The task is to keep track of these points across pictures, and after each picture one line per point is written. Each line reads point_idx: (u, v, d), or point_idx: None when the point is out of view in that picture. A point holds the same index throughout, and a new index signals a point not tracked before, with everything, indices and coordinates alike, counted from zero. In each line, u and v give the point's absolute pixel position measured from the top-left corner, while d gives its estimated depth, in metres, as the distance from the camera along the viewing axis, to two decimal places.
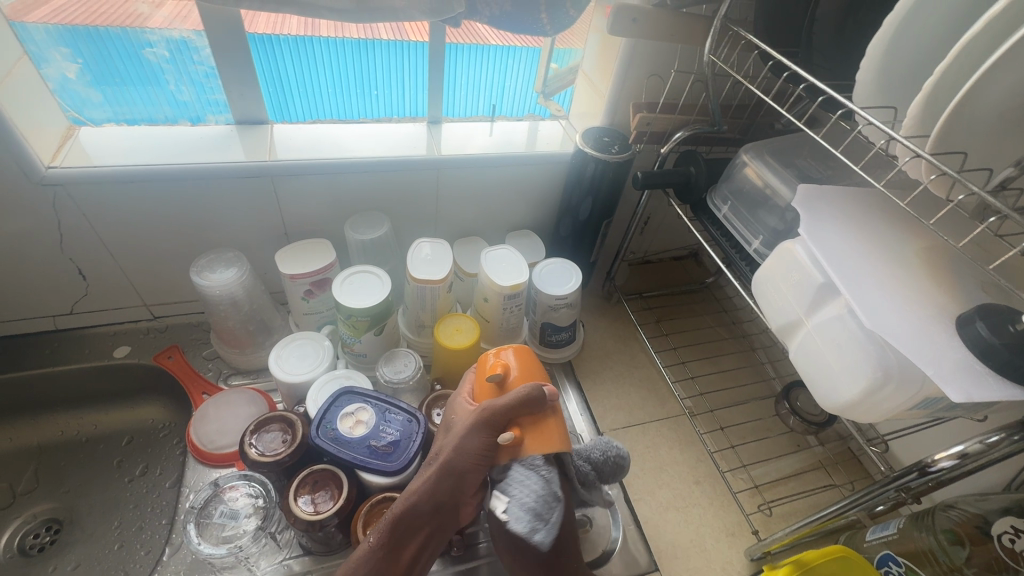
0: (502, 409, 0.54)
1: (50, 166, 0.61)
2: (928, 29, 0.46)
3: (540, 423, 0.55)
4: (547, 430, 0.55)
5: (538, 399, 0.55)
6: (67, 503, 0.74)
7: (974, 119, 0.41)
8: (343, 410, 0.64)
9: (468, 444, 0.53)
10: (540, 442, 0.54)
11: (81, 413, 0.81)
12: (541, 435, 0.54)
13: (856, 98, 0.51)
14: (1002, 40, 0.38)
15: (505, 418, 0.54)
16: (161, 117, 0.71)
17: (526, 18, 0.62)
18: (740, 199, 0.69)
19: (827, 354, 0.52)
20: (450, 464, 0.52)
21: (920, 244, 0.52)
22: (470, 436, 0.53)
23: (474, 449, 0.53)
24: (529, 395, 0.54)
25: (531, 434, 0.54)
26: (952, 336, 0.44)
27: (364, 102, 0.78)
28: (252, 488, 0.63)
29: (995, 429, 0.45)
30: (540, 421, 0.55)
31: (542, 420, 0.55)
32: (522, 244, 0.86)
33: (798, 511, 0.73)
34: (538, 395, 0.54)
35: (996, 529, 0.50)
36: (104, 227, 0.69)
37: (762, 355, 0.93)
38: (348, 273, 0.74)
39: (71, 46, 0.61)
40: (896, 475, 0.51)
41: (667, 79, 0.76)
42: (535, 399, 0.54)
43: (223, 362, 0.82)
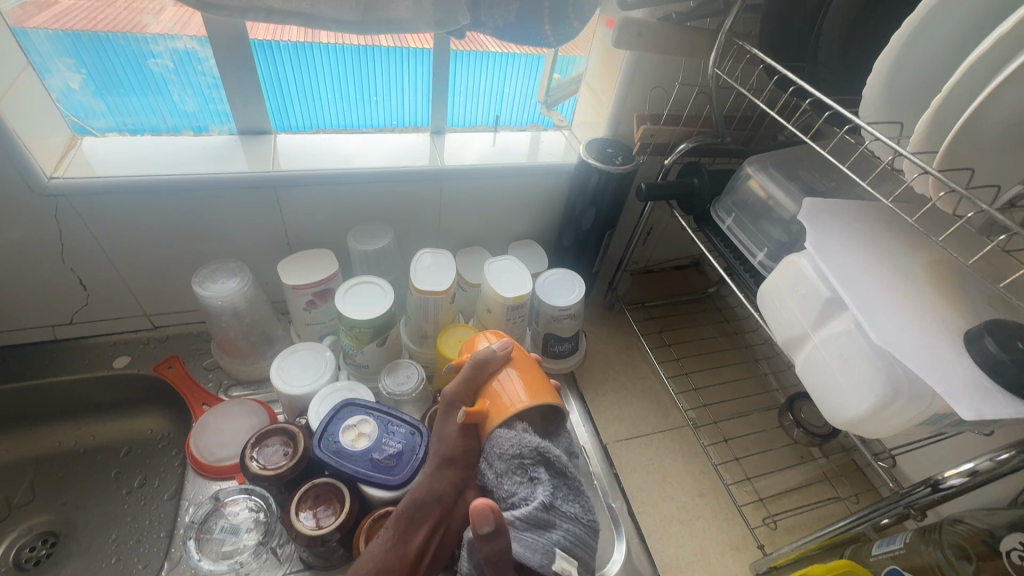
0: (457, 387, 0.57)
1: (52, 176, 0.61)
2: (933, 45, 0.46)
3: (506, 385, 0.56)
4: (514, 389, 0.55)
5: (485, 359, 0.57)
6: (64, 516, 0.73)
7: (981, 136, 0.41)
8: (345, 423, 0.64)
9: (444, 432, 0.55)
10: (508, 402, 0.54)
11: (79, 424, 0.80)
12: (509, 395, 0.55)
13: (861, 114, 0.52)
14: (1009, 58, 0.38)
15: (465, 394, 0.57)
16: (164, 127, 0.71)
17: (531, 29, 0.62)
18: (745, 211, 0.69)
19: (834, 369, 0.52)
20: (441, 455, 0.54)
21: (926, 258, 0.52)
22: (443, 423, 0.56)
23: (451, 433, 0.55)
24: (471, 363, 0.57)
25: (500, 399, 0.55)
26: (960, 351, 0.44)
27: (364, 110, 0.77)
28: (253, 502, 0.63)
29: (1006, 447, 0.45)
30: (506, 382, 0.56)
31: (510, 382, 0.56)
32: (525, 253, 0.86)
33: (803, 524, 0.73)
34: (481, 357, 0.57)
35: (1004, 546, 0.49)
36: (106, 237, 0.69)
37: (765, 365, 0.92)
38: (351, 283, 0.74)
39: (75, 56, 0.61)
40: (905, 492, 0.51)
41: (671, 91, 0.76)
42: (483, 362, 0.57)
43: (224, 372, 0.81)
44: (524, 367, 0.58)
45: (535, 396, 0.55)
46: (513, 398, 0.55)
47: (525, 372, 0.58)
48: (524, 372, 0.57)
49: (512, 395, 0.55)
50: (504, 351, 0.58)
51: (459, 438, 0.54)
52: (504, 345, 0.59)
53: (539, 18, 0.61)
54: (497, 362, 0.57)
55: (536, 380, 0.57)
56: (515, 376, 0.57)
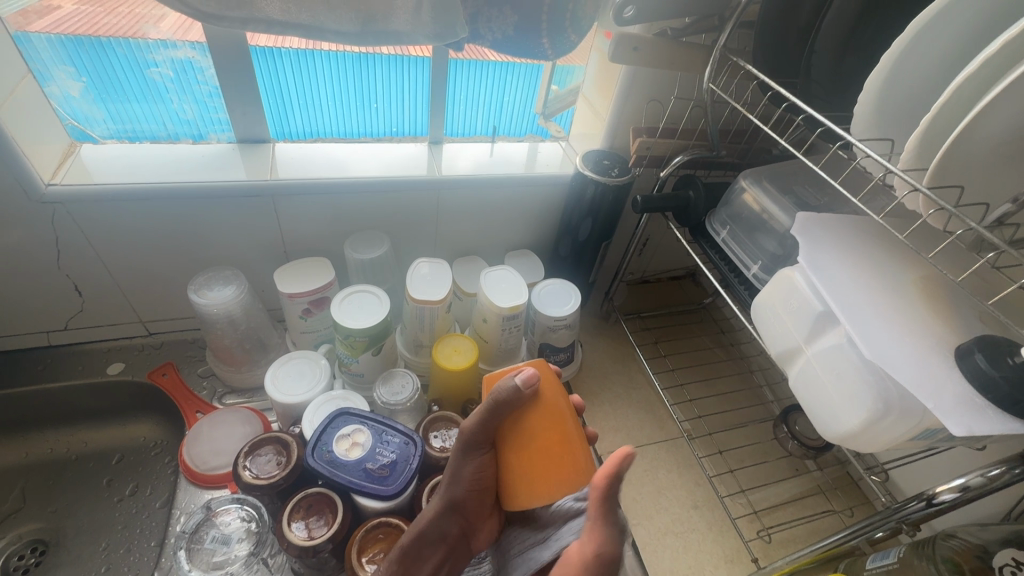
0: (473, 430, 0.51)
1: (49, 183, 0.61)
2: (924, 64, 0.47)
3: (525, 466, 0.49)
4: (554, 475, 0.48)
5: (494, 410, 0.49)
6: (54, 524, 0.73)
7: (971, 153, 0.41)
8: (339, 432, 0.64)
9: (462, 471, 0.52)
10: (526, 489, 0.49)
11: (70, 431, 0.79)
12: (525, 483, 0.49)
13: (852, 130, 0.52)
14: (996, 79, 0.38)
15: (478, 435, 0.51)
16: (163, 134, 0.71)
17: (526, 41, 0.63)
18: (739, 224, 0.70)
19: (827, 383, 0.52)
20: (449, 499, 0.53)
21: (917, 273, 0.53)
22: (460, 464, 0.52)
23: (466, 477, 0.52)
24: (488, 408, 0.49)
25: (514, 479, 0.50)
26: (952, 368, 0.44)
27: (365, 120, 0.78)
28: (245, 511, 0.62)
29: (996, 462, 0.45)
30: (526, 463, 0.49)
31: (526, 464, 0.49)
32: (521, 263, 0.86)
33: (797, 538, 0.73)
34: (501, 402, 0.49)
35: (997, 562, 0.48)
36: (103, 245, 0.69)
37: (760, 376, 0.92)
38: (347, 292, 0.74)
39: (76, 65, 0.61)
40: (897, 506, 0.51)
41: (667, 104, 0.77)
42: (503, 402, 0.49)
43: (218, 380, 0.81)
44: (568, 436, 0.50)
45: (549, 488, 0.48)
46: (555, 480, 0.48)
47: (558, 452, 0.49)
48: (541, 442, 0.49)
49: (534, 482, 0.49)
50: (527, 384, 0.49)
51: (473, 477, 0.52)
52: (528, 377, 0.49)
53: (537, 31, 0.61)
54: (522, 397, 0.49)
55: (567, 461, 0.48)
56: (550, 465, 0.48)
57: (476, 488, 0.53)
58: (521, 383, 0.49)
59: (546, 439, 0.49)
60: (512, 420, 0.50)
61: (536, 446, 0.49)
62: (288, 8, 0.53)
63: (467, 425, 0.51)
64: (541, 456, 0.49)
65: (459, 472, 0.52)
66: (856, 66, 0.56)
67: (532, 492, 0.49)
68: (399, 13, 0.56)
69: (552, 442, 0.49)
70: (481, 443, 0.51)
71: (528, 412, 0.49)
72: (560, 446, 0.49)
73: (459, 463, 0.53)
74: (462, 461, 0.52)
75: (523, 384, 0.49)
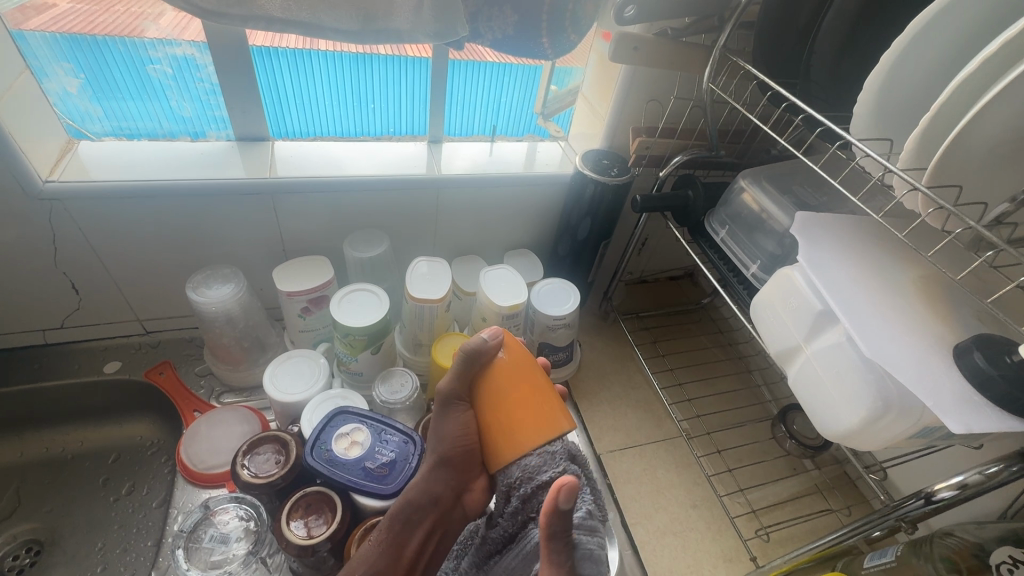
0: (450, 390, 0.54)
1: (47, 180, 0.61)
2: (923, 65, 0.47)
3: (504, 420, 0.51)
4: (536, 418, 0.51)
5: (466, 366, 0.53)
6: (49, 524, 0.72)
7: (970, 153, 0.42)
8: (338, 431, 0.63)
9: (445, 432, 0.54)
10: (507, 442, 0.51)
11: (66, 430, 0.79)
12: (506, 438, 0.51)
13: (852, 130, 0.53)
14: (994, 80, 0.39)
15: (453, 393, 0.54)
16: (162, 132, 0.71)
17: (526, 41, 0.63)
18: (738, 223, 0.70)
19: (826, 381, 0.53)
20: (440, 455, 0.54)
21: (916, 272, 0.53)
22: (442, 424, 0.54)
23: (449, 434, 0.54)
24: (460, 363, 0.53)
25: (495, 435, 0.52)
26: (950, 365, 0.44)
27: (365, 120, 0.78)
28: (244, 510, 0.62)
29: (994, 460, 0.46)
30: (502, 416, 0.52)
31: (506, 416, 0.51)
32: (520, 262, 0.86)
33: (796, 536, 0.73)
34: (472, 358, 0.53)
35: (995, 559, 0.49)
36: (101, 243, 0.68)
37: (758, 376, 0.93)
38: (346, 290, 0.74)
39: (73, 62, 0.61)
40: (896, 504, 0.52)
41: (667, 104, 0.77)
42: (473, 357, 0.53)
43: (216, 379, 0.81)
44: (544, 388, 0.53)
45: (528, 438, 0.50)
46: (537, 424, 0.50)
47: (533, 398, 0.52)
48: (516, 394, 0.52)
49: (516, 430, 0.51)
50: (494, 340, 0.54)
51: (455, 433, 0.53)
52: (494, 333, 0.55)
53: (537, 30, 0.62)
54: (490, 351, 0.54)
55: (543, 411, 0.51)
56: (528, 412, 0.51)
57: (459, 446, 0.54)
58: (488, 337, 0.54)
59: (520, 392, 0.52)
60: (484, 378, 0.53)
61: (512, 398, 0.52)
62: (288, 6, 0.53)
63: (443, 384, 0.54)
64: (518, 409, 0.51)
65: (440, 431, 0.54)
66: (855, 67, 0.56)
67: (512, 444, 0.50)
68: (400, 11, 0.56)
69: (527, 394, 0.52)
70: (458, 401, 0.54)
71: (498, 366, 0.53)
72: (534, 398, 0.52)
73: (442, 422, 0.54)
74: (445, 419, 0.54)
75: (489, 336, 0.54)
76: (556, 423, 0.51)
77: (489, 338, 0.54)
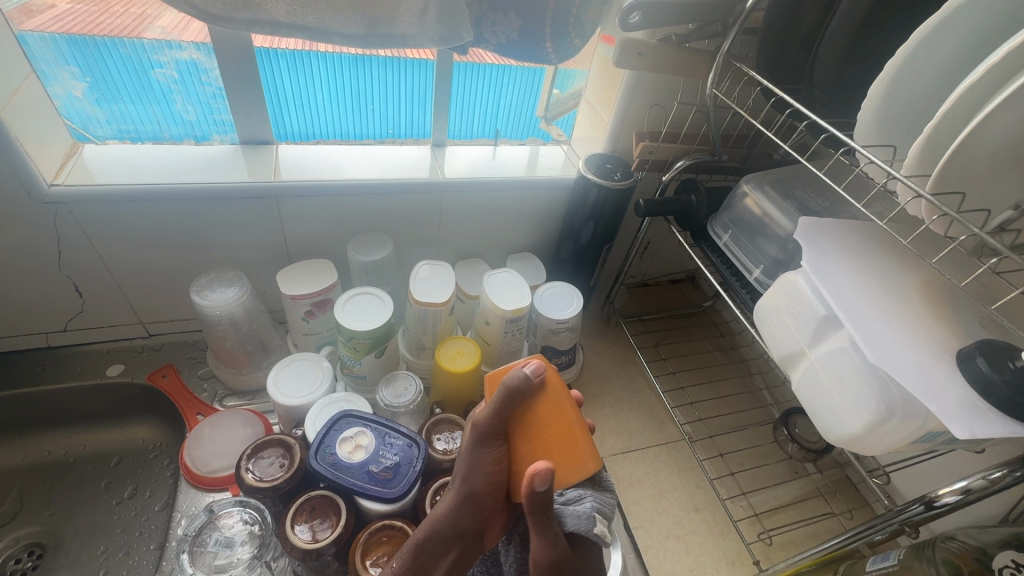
0: (487, 425, 0.51)
1: (52, 184, 0.61)
2: (925, 74, 0.48)
3: (539, 455, 0.52)
4: (569, 457, 0.51)
5: (508, 402, 0.50)
6: (52, 527, 0.72)
7: (973, 161, 0.42)
8: (342, 434, 0.63)
9: (477, 466, 0.52)
10: None
11: (69, 433, 0.79)
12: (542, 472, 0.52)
13: (855, 137, 0.53)
14: (997, 89, 0.39)
15: (490, 428, 0.51)
16: (166, 135, 0.71)
17: (531, 46, 0.63)
18: (741, 228, 0.70)
19: (830, 386, 0.53)
20: (468, 490, 0.52)
21: (918, 277, 0.53)
22: (476, 457, 0.52)
23: (484, 468, 0.52)
24: (503, 399, 0.50)
25: (531, 469, 0.52)
26: (954, 371, 0.45)
27: (369, 124, 0.79)
28: (248, 514, 0.62)
29: (997, 465, 0.46)
30: (540, 454, 0.52)
31: (542, 451, 0.51)
32: (523, 266, 0.86)
33: (798, 540, 0.73)
34: (515, 393, 0.50)
35: (997, 563, 0.49)
36: (105, 246, 0.68)
37: (760, 380, 0.93)
38: (350, 294, 0.74)
39: (79, 66, 0.61)
40: (899, 509, 0.52)
41: (670, 109, 0.78)
42: (516, 393, 0.50)
43: (219, 383, 0.81)
44: (581, 426, 0.52)
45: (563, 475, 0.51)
46: (571, 464, 0.51)
47: (568, 438, 0.52)
48: (552, 431, 0.51)
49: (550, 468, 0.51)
50: (538, 373, 0.51)
51: (489, 468, 0.52)
52: (537, 367, 0.51)
53: (540, 35, 0.62)
54: (533, 387, 0.51)
55: (577, 447, 0.52)
56: (561, 453, 0.51)
57: (491, 481, 0.52)
58: (532, 372, 0.51)
59: (556, 427, 0.52)
60: (522, 412, 0.52)
61: (552, 435, 0.51)
62: (293, 11, 0.53)
63: (481, 418, 0.51)
64: (555, 446, 0.51)
65: (474, 466, 0.52)
66: (858, 74, 0.57)
67: (548, 481, 0.51)
68: (404, 15, 0.57)
69: (563, 429, 0.52)
70: (495, 435, 0.52)
71: (539, 402, 0.51)
72: (570, 433, 0.52)
73: (474, 455, 0.52)
74: (478, 453, 0.52)
75: (534, 373, 0.51)
76: (590, 458, 0.51)
77: (533, 374, 0.51)
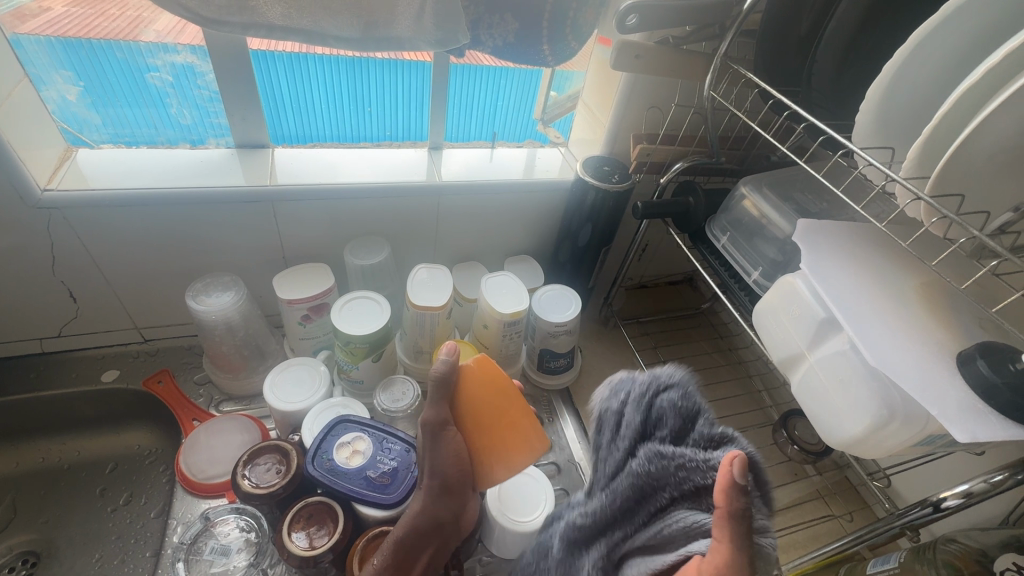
0: (432, 420, 0.53)
1: (45, 189, 0.60)
2: (923, 76, 0.47)
3: (488, 434, 0.55)
4: (516, 436, 0.55)
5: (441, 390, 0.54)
6: (46, 535, 0.71)
7: (972, 163, 0.42)
8: (339, 440, 0.63)
9: (436, 461, 0.53)
10: (494, 459, 0.55)
11: (63, 440, 0.78)
12: (495, 458, 0.55)
13: (854, 139, 0.53)
14: (995, 92, 0.39)
15: (438, 420, 0.53)
16: (162, 139, 0.70)
17: (528, 48, 0.63)
18: (739, 230, 0.70)
19: (830, 389, 0.53)
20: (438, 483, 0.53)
21: (917, 280, 0.53)
22: (435, 454, 0.53)
23: (443, 462, 0.53)
24: (436, 388, 0.53)
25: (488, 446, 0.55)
26: (954, 373, 0.45)
27: (366, 127, 0.78)
28: (245, 521, 0.61)
29: (999, 468, 0.46)
30: (488, 440, 0.55)
31: (491, 436, 0.55)
32: (521, 268, 0.86)
33: (799, 543, 0.73)
34: (442, 380, 0.53)
35: (998, 566, 0.49)
36: (99, 251, 0.68)
37: (759, 382, 0.93)
38: (347, 298, 0.73)
39: (73, 70, 0.61)
40: (901, 513, 0.52)
41: (667, 111, 0.77)
42: (442, 383, 0.53)
43: (215, 388, 0.80)
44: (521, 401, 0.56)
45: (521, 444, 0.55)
46: (517, 441, 0.55)
47: (508, 415, 0.55)
48: (495, 413, 0.55)
49: (500, 450, 0.55)
50: (454, 358, 0.54)
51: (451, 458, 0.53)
52: (452, 349, 0.55)
53: (537, 38, 0.62)
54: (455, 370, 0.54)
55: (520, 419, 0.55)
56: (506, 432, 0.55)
57: (456, 470, 0.54)
58: (448, 357, 0.54)
59: (492, 395, 0.55)
60: (458, 399, 0.54)
61: (497, 421, 0.55)
62: (289, 13, 0.53)
63: (427, 415, 0.53)
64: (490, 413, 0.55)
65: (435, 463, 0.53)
66: (856, 76, 0.57)
67: (499, 461, 0.55)
68: (401, 18, 0.56)
69: (500, 401, 0.55)
70: (444, 426, 0.53)
71: (466, 384, 0.55)
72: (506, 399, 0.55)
73: (434, 451, 0.53)
74: (437, 447, 0.53)
75: (449, 355, 0.54)
76: (537, 437, 0.55)
77: (450, 355, 0.54)
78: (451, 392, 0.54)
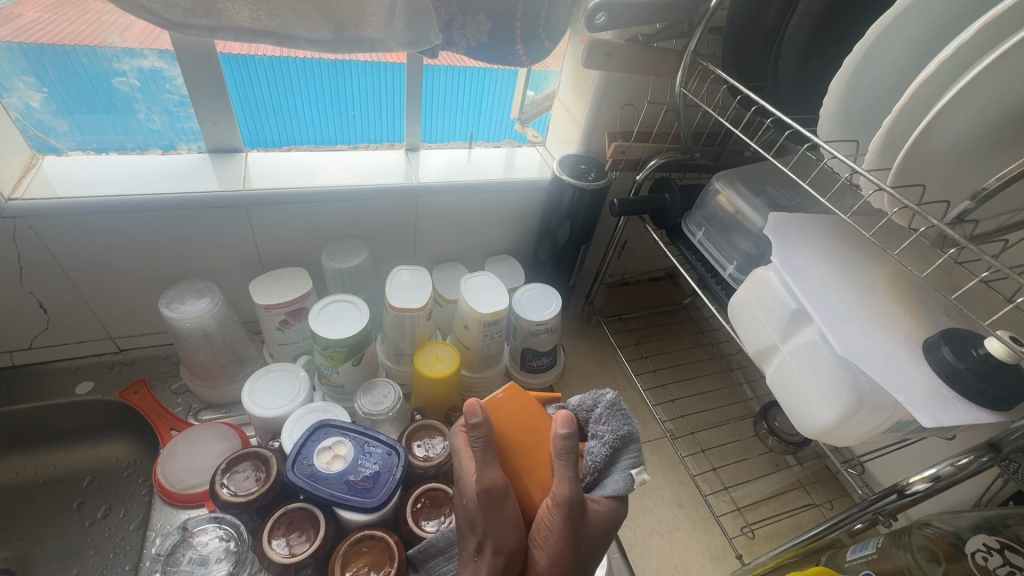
0: (489, 486, 0.48)
1: (11, 198, 0.59)
2: (884, 69, 0.48)
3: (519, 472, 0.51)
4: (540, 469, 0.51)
5: (485, 444, 0.50)
6: (20, 552, 0.69)
7: (930, 155, 0.43)
8: (320, 445, 0.62)
9: (505, 537, 0.48)
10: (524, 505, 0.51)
11: (36, 455, 0.76)
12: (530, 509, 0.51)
13: (820, 133, 0.54)
14: (948, 83, 0.40)
15: (497, 486, 0.48)
16: (131, 146, 0.69)
17: (501, 48, 0.63)
18: (714, 225, 0.71)
19: (802, 379, 0.54)
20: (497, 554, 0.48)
21: (884, 270, 0.55)
22: (503, 527, 0.48)
23: (510, 524, 0.48)
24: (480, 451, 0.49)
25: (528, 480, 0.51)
26: (920, 360, 0.46)
27: (343, 129, 0.78)
28: (224, 530, 0.60)
29: (965, 452, 0.48)
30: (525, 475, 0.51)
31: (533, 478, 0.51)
32: (501, 269, 0.86)
33: (780, 532, 0.74)
34: (484, 438, 0.50)
35: (969, 547, 0.49)
36: (68, 259, 0.66)
37: (740, 374, 0.94)
38: (325, 302, 0.73)
39: (36, 76, 0.60)
40: (874, 498, 0.53)
41: (641, 109, 0.78)
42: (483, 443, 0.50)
43: (193, 396, 0.79)
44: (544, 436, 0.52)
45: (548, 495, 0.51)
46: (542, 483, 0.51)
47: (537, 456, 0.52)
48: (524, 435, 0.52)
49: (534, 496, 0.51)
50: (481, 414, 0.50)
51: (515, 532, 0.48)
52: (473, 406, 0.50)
53: (510, 38, 0.62)
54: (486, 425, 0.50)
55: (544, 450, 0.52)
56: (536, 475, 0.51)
57: (521, 545, 0.48)
58: (477, 410, 0.50)
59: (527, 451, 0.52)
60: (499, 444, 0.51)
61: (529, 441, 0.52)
62: (257, 16, 0.52)
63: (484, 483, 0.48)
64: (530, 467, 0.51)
65: (501, 539, 0.48)
66: (818, 70, 0.58)
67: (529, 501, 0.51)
68: (371, 20, 0.56)
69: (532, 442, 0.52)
70: (504, 492, 0.48)
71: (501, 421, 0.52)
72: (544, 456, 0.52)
73: (497, 522, 0.48)
74: (500, 519, 0.48)
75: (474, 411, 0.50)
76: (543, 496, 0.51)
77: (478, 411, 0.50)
78: (496, 452, 0.51)
